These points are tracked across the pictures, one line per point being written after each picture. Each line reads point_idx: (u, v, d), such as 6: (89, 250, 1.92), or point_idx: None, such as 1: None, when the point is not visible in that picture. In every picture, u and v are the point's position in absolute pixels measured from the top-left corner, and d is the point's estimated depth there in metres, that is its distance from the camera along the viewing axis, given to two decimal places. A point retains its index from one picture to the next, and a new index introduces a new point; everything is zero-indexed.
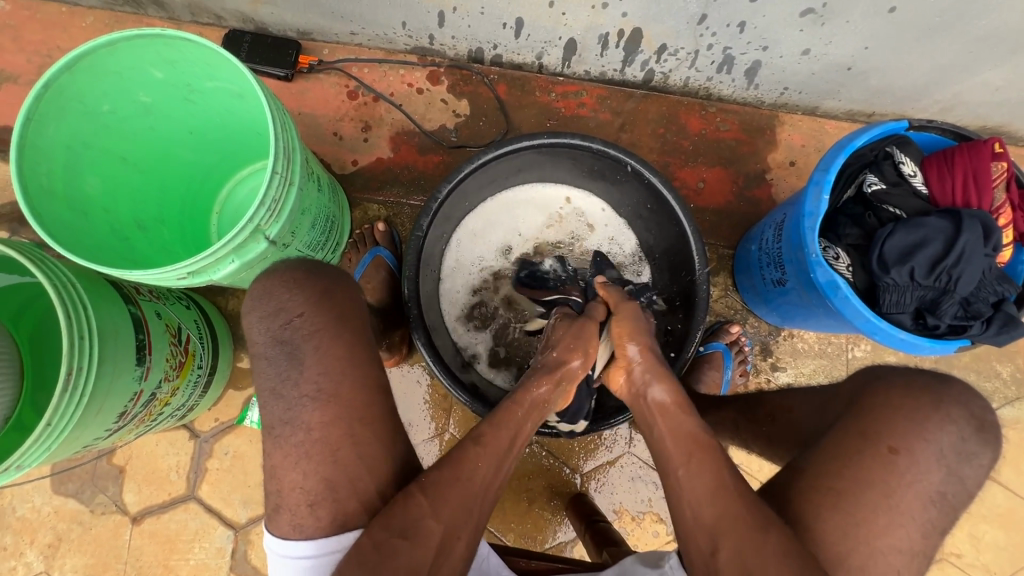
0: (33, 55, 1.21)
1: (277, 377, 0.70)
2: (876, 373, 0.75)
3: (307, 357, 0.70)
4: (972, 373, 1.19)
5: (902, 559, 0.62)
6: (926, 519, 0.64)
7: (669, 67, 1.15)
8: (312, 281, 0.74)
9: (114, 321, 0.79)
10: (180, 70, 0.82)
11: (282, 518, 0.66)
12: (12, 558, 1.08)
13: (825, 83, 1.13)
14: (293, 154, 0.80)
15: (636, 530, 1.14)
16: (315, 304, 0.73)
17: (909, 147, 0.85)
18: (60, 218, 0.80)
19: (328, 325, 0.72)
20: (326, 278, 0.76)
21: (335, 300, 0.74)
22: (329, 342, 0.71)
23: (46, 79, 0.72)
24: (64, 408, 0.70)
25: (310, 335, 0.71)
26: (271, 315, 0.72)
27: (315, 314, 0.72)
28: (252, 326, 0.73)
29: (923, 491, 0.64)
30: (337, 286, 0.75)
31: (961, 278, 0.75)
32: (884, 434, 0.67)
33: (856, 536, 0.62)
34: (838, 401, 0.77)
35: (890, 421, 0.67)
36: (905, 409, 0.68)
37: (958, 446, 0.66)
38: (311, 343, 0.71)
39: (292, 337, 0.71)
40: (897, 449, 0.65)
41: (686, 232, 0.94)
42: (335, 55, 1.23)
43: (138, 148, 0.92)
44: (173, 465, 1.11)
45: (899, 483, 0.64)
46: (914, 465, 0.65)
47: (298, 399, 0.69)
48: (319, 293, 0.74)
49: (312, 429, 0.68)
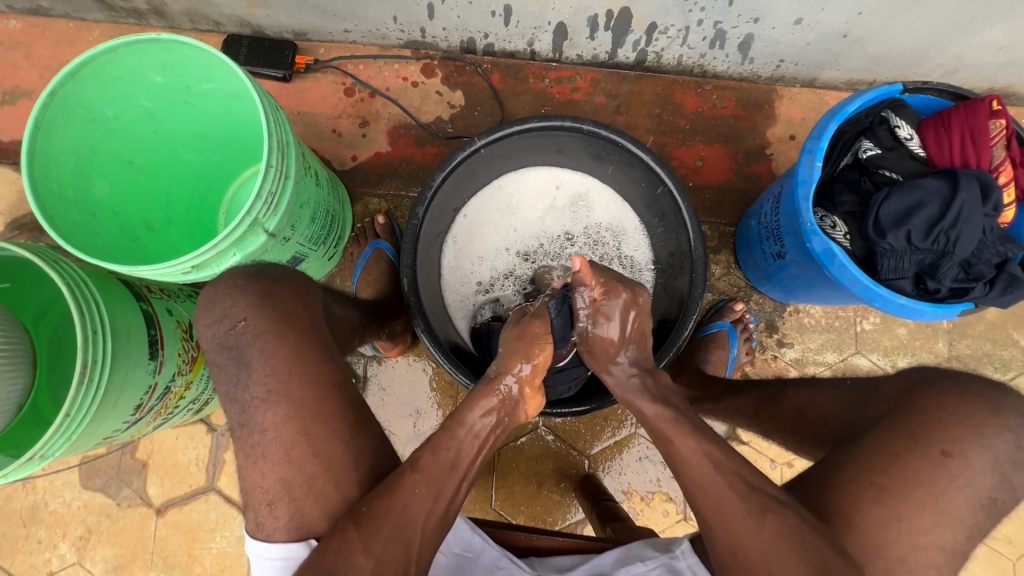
0: (45, 70, 1.26)
1: (229, 382, 0.71)
2: (925, 374, 0.68)
3: (273, 354, 0.70)
4: (988, 342, 1.16)
5: (944, 557, 0.59)
6: (974, 523, 0.60)
7: (661, 46, 1.14)
8: (251, 286, 0.74)
9: (125, 317, 0.82)
10: (179, 73, 0.85)
11: (268, 515, 0.68)
12: (47, 550, 1.13)
13: (821, 52, 1.11)
14: (287, 148, 0.82)
15: (645, 510, 1.14)
16: (256, 308, 0.72)
17: (905, 111, 0.84)
18: (72, 220, 0.84)
19: (272, 327, 0.72)
20: (266, 279, 0.76)
21: (278, 301, 0.74)
22: (274, 345, 0.71)
23: (51, 88, 0.76)
24: (81, 401, 0.73)
25: (254, 339, 0.71)
26: (216, 322, 0.73)
27: (258, 317, 0.72)
28: (200, 334, 0.74)
29: (973, 496, 0.60)
30: (279, 287, 0.75)
31: (960, 239, 0.74)
32: (935, 437, 0.61)
33: (896, 530, 0.59)
34: (879, 400, 0.70)
35: (945, 422, 0.62)
36: (959, 415, 0.62)
37: (1014, 454, 0.60)
38: (256, 347, 0.71)
39: (237, 341, 0.71)
40: (952, 453, 0.61)
41: (682, 212, 0.93)
42: (331, 53, 1.25)
43: (143, 152, 0.95)
44: (193, 459, 1.15)
45: (948, 488, 0.60)
46: (968, 471, 0.60)
47: (250, 402, 0.70)
48: (259, 297, 0.73)
49: (267, 429, 0.69)
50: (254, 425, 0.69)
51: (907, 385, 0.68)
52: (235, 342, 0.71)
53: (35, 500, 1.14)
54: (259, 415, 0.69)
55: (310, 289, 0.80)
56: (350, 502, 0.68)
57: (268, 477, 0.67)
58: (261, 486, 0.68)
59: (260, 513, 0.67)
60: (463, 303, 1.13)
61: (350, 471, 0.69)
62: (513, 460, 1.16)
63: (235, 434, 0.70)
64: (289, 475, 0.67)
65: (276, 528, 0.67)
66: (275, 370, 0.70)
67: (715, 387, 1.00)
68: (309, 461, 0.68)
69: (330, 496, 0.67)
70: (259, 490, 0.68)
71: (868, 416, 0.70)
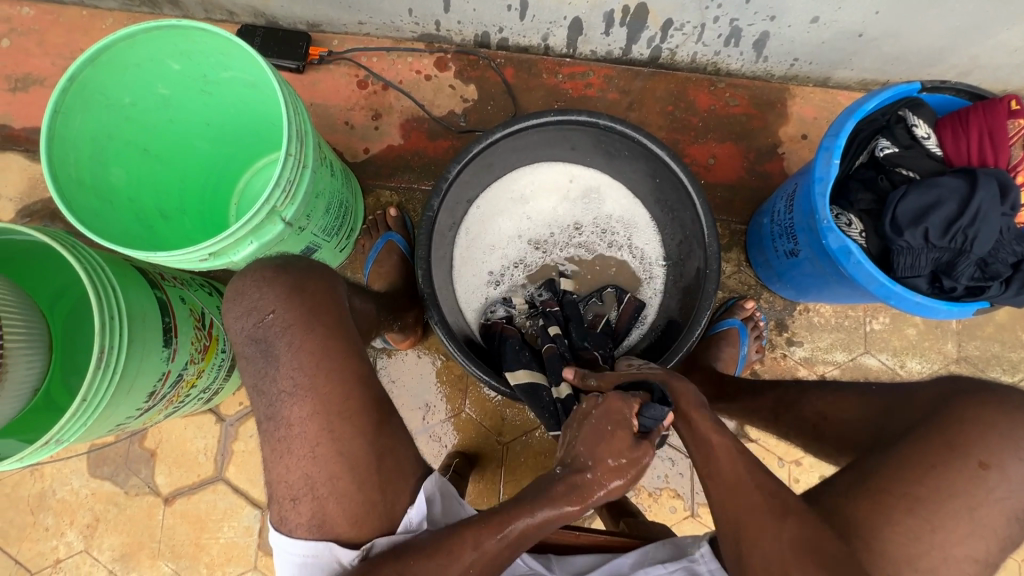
0: (56, 58, 1.25)
1: (257, 374, 0.71)
2: (957, 385, 0.68)
3: (300, 348, 0.71)
4: (996, 343, 1.17)
5: (976, 569, 0.59)
6: (1008, 535, 0.60)
7: (676, 43, 1.14)
8: (279, 277, 0.74)
9: (141, 303, 0.83)
10: (196, 60, 0.85)
11: (285, 505, 0.68)
12: (54, 538, 1.13)
13: (835, 52, 1.11)
14: (305, 137, 0.82)
15: (654, 506, 1.14)
16: (284, 301, 0.73)
17: (922, 110, 0.84)
18: (89, 206, 0.84)
19: (299, 320, 0.72)
20: (293, 271, 0.76)
21: (306, 295, 0.74)
22: (302, 338, 0.71)
23: (71, 73, 0.76)
24: (98, 384, 0.74)
25: (282, 332, 0.71)
26: (245, 314, 0.73)
27: (286, 311, 0.72)
28: (228, 326, 0.74)
29: (1010, 510, 0.60)
30: (308, 279, 0.75)
31: (977, 238, 0.74)
32: (974, 448, 0.61)
33: (930, 542, 0.59)
34: (912, 407, 0.70)
35: (985, 432, 0.62)
36: (999, 427, 0.62)
37: None
38: (284, 339, 0.71)
39: (265, 334, 0.71)
40: (990, 465, 0.60)
41: (697, 208, 0.93)
42: (344, 45, 1.25)
43: (159, 140, 0.95)
44: (201, 448, 1.15)
45: (985, 499, 0.60)
46: (1007, 483, 0.60)
47: (278, 395, 0.70)
48: (287, 290, 0.74)
49: (292, 424, 0.68)
50: (280, 419, 0.69)
51: (941, 394, 0.68)
52: (263, 334, 0.71)
53: (42, 487, 1.14)
54: (286, 409, 0.69)
55: (336, 282, 0.80)
56: (367, 492, 0.68)
57: (291, 471, 0.68)
58: (285, 480, 0.68)
59: (285, 507, 0.68)
60: (475, 297, 1.12)
61: (367, 462, 0.69)
62: (522, 454, 1.17)
63: (263, 426, 0.70)
64: (311, 470, 0.68)
65: (294, 518, 0.67)
66: (302, 363, 0.70)
67: (732, 387, 1.00)
68: (327, 451, 0.68)
69: (348, 486, 0.68)
70: (283, 484, 0.68)
71: (898, 422, 0.70)
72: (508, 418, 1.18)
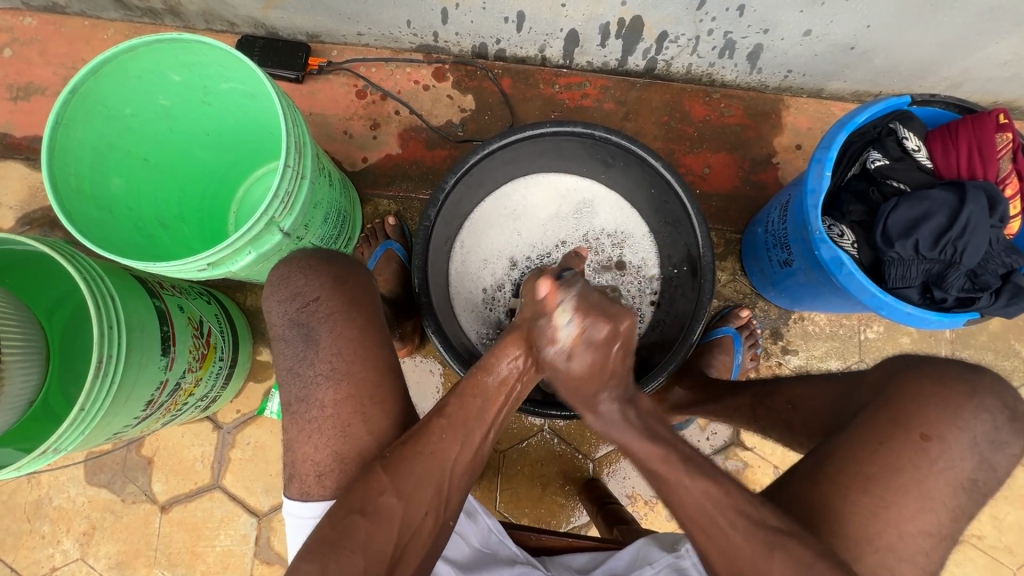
0: (58, 67, 1.27)
1: (294, 357, 0.72)
2: (902, 362, 0.70)
3: (339, 336, 0.72)
4: (989, 352, 1.18)
5: (931, 542, 0.61)
6: (956, 506, 0.62)
7: (671, 54, 1.16)
8: (326, 267, 0.76)
9: (139, 313, 0.83)
10: (196, 72, 0.86)
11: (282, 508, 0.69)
12: (50, 545, 1.13)
13: (829, 64, 1.13)
14: (304, 149, 0.83)
15: (649, 514, 1.14)
16: (329, 289, 0.74)
17: (913, 123, 0.85)
18: (89, 215, 0.85)
19: (342, 310, 0.73)
20: (337, 263, 0.77)
21: (348, 286, 0.75)
22: (341, 328, 0.72)
23: (73, 85, 0.77)
24: (95, 394, 0.74)
25: (325, 319, 0.72)
26: (288, 299, 0.74)
27: (330, 299, 0.73)
28: (270, 309, 0.74)
29: (954, 479, 0.62)
30: (350, 272, 0.76)
31: (967, 250, 0.75)
32: (916, 421, 0.63)
33: (893, 529, 0.61)
34: (864, 388, 0.71)
35: (922, 409, 0.64)
36: (934, 399, 0.64)
37: (990, 435, 0.62)
38: (325, 326, 0.72)
39: (308, 319, 0.72)
40: (931, 437, 0.62)
41: (690, 217, 0.94)
42: (344, 56, 1.26)
43: (159, 150, 0.96)
44: (198, 455, 1.15)
45: (929, 470, 0.62)
46: (948, 452, 0.62)
47: (314, 377, 0.71)
48: (333, 279, 0.75)
49: (326, 405, 0.70)
50: (313, 401, 0.70)
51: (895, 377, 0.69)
52: (306, 320, 0.72)
53: (39, 495, 1.14)
54: (321, 392, 0.70)
55: (373, 280, 0.80)
56: None
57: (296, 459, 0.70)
58: (311, 458, 0.70)
59: (307, 481, 0.70)
60: (472, 311, 1.13)
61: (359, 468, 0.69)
62: (518, 462, 1.17)
63: (293, 407, 0.71)
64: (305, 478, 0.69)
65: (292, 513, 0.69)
66: (341, 350, 0.71)
67: (717, 389, 1.00)
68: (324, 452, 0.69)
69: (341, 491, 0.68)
70: (307, 461, 0.70)
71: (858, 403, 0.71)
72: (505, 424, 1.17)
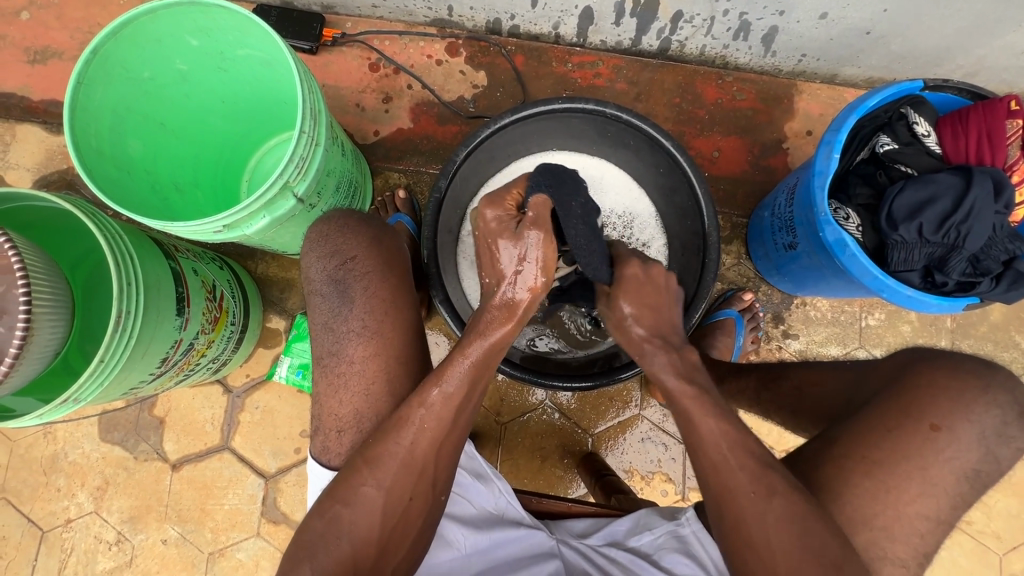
0: (75, 32, 1.28)
1: (330, 312, 0.77)
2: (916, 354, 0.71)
3: (373, 295, 0.77)
4: (989, 343, 1.19)
5: (929, 526, 0.62)
6: (958, 494, 0.63)
7: (685, 35, 1.16)
8: (362, 228, 0.82)
9: (156, 272, 0.85)
10: (214, 37, 0.88)
11: None
12: (65, 498, 1.17)
13: (843, 48, 1.12)
14: (318, 115, 0.84)
15: (645, 488, 1.17)
16: (366, 249, 0.80)
17: (923, 107, 0.86)
18: (107, 175, 0.86)
19: (378, 268, 0.79)
20: (373, 225, 0.84)
21: (383, 246, 0.82)
22: (377, 285, 0.78)
23: (94, 46, 0.78)
24: (114, 347, 0.76)
25: (361, 276, 0.78)
26: (329, 256, 0.80)
27: (366, 258, 0.80)
28: (311, 265, 0.80)
29: (959, 468, 0.63)
30: (385, 236, 0.84)
31: (970, 234, 0.76)
32: (929, 412, 0.64)
33: (885, 501, 0.63)
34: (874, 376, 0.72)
35: (937, 399, 0.64)
36: (949, 390, 0.64)
37: (999, 429, 0.63)
38: (362, 284, 0.78)
39: (346, 276, 0.78)
40: (941, 427, 0.63)
41: (698, 196, 0.95)
42: (358, 28, 1.27)
43: (176, 115, 0.97)
44: (208, 418, 1.19)
45: (935, 459, 0.63)
46: (956, 444, 0.63)
47: (346, 333, 0.76)
48: (369, 240, 0.82)
49: (355, 361, 0.74)
50: (344, 355, 0.75)
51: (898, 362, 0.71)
52: (344, 276, 0.78)
53: (55, 450, 1.18)
54: (352, 347, 0.75)
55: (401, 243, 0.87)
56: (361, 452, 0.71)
57: None
58: (335, 413, 0.74)
59: (328, 437, 0.74)
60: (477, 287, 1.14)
61: None
62: (519, 434, 1.19)
63: (324, 361, 0.76)
64: None
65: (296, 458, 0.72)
66: (374, 308, 0.77)
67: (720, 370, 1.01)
68: None
69: None
70: (331, 416, 0.74)
71: (864, 389, 0.73)
72: (507, 398, 1.20)
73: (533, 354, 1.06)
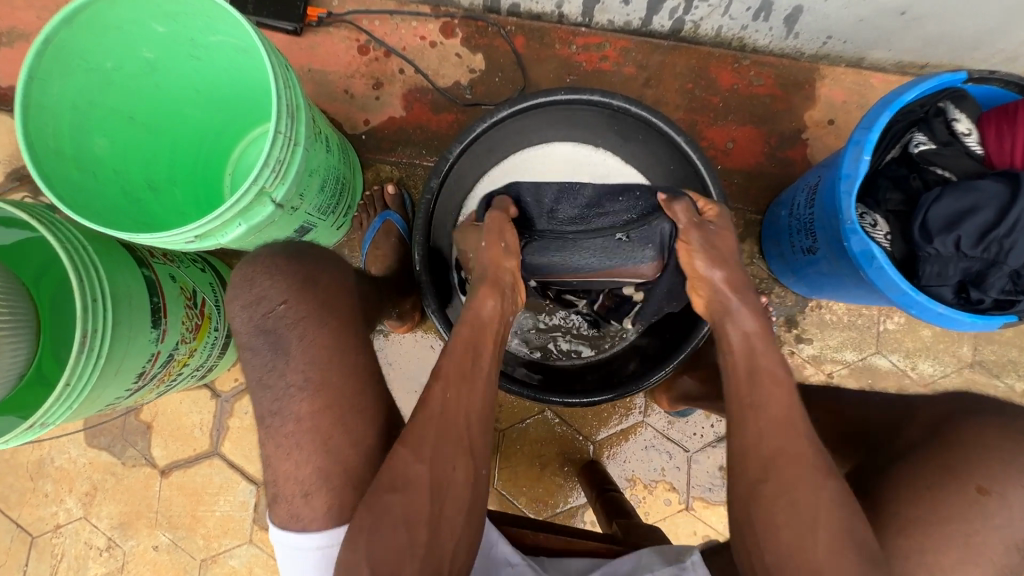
0: (42, 11, 1.19)
1: (262, 367, 0.72)
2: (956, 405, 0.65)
3: (311, 343, 0.72)
4: (1014, 349, 1.12)
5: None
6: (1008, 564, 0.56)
7: (700, 15, 1.06)
8: (290, 266, 0.75)
9: (126, 283, 0.79)
10: (181, 23, 0.79)
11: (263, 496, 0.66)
12: (53, 503, 1.14)
13: (874, 30, 1.02)
14: (297, 112, 0.77)
15: (648, 498, 1.13)
16: (296, 293, 0.73)
17: (966, 103, 0.77)
18: (70, 177, 0.80)
19: (312, 313, 0.73)
20: (304, 261, 0.76)
21: (318, 287, 0.75)
22: (314, 332, 0.72)
23: (46, 35, 0.70)
24: (82, 369, 0.71)
25: (294, 324, 0.72)
26: (252, 304, 0.73)
27: (298, 303, 0.73)
28: (234, 316, 0.74)
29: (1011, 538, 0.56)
30: (319, 272, 0.76)
31: (1014, 249, 0.69)
32: (975, 473, 0.58)
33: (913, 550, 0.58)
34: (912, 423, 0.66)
35: (982, 458, 0.58)
36: (999, 450, 0.59)
37: None
38: (301, 329, 0.72)
39: (274, 326, 0.72)
40: (989, 491, 0.57)
41: (710, 194, 0.89)
42: (346, 6, 1.17)
43: (145, 108, 0.90)
44: (197, 423, 1.15)
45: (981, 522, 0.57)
46: (1008, 510, 0.56)
47: (286, 390, 0.71)
48: (301, 280, 0.75)
49: (302, 418, 0.70)
50: (287, 413, 0.70)
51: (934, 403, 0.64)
52: (273, 325, 0.72)
53: (40, 455, 1.15)
54: (295, 404, 0.70)
55: (347, 276, 0.81)
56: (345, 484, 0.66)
57: None
58: (293, 477, 0.69)
59: (293, 504, 0.68)
60: None
61: None
62: (517, 441, 1.15)
63: (298, 389, 0.71)
64: None
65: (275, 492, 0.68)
66: (314, 360, 0.72)
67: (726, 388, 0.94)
68: None
69: None
70: (289, 480, 0.69)
71: None
72: (506, 404, 1.15)
73: (534, 363, 1.02)
